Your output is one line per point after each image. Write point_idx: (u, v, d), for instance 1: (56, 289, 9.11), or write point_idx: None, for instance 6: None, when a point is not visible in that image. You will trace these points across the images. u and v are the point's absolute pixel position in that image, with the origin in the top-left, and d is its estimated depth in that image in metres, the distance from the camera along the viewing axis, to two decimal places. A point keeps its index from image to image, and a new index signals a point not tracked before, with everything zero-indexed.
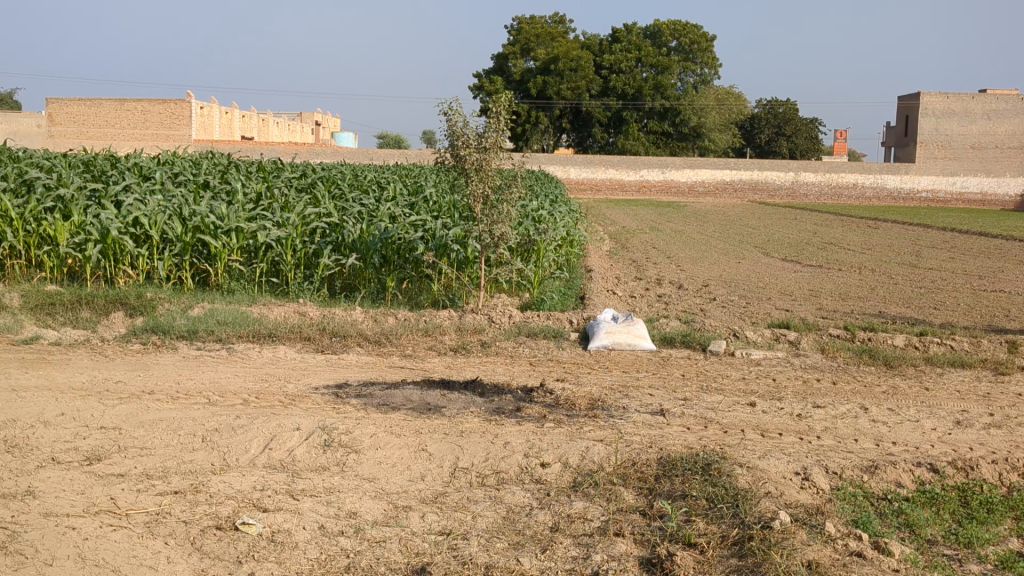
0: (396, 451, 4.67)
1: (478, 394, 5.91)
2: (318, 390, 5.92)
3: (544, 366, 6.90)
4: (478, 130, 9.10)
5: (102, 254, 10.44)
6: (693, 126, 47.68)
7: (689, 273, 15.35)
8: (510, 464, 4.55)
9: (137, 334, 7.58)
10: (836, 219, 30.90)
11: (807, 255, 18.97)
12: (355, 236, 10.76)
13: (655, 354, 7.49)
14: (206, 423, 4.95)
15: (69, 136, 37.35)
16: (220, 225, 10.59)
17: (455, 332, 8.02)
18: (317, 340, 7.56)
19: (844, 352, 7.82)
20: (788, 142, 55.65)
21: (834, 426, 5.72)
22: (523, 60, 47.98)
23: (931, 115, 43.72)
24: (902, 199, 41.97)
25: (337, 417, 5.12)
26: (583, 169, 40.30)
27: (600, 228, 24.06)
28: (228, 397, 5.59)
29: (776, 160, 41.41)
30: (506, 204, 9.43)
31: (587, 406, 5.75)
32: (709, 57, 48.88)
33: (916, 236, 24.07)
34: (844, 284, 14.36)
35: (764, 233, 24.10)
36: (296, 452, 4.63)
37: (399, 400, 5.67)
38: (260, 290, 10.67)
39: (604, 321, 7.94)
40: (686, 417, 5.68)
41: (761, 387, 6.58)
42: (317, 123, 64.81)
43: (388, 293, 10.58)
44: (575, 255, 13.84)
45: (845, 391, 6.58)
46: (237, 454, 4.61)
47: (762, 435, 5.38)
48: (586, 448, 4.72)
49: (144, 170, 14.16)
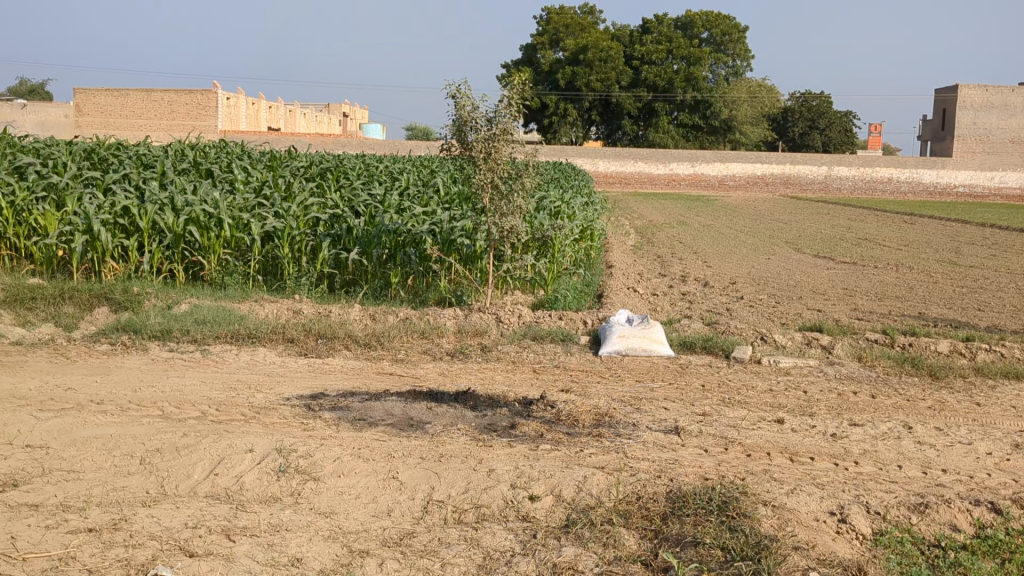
0: (361, 479, 4.01)
1: (468, 408, 5.22)
2: (288, 401, 5.26)
3: (548, 375, 6.21)
4: (487, 115, 8.36)
5: (90, 245, 9.85)
6: (724, 120, 46.80)
7: (714, 269, 14.57)
8: (493, 496, 3.87)
9: (107, 333, 6.98)
10: (871, 213, 29.77)
11: (840, 251, 18.14)
12: (358, 228, 10.10)
13: (672, 361, 6.77)
14: (147, 442, 4.31)
15: (96, 126, 37.14)
16: (214, 215, 9.97)
17: (454, 335, 7.32)
18: (301, 343, 6.91)
19: (883, 361, 7.05)
20: (821, 135, 54.30)
21: (874, 449, 4.99)
22: (552, 51, 47.26)
23: (969, 108, 42.51)
24: (938, 193, 40.67)
25: (299, 437, 4.45)
26: (611, 161, 39.62)
27: (626, 222, 23.29)
28: (185, 410, 4.96)
29: (808, 154, 40.37)
30: (518, 196, 8.70)
31: (591, 423, 5.05)
32: (741, 48, 47.70)
33: (954, 233, 23.09)
34: (880, 283, 13.52)
35: (796, 229, 23.25)
36: (245, 480, 3.98)
37: (378, 415, 5.01)
38: (256, 285, 10.04)
39: (617, 323, 7.24)
40: (704, 437, 4.97)
41: (790, 401, 5.84)
42: (345, 114, 64.21)
43: (391, 289, 9.90)
44: (595, 248, 13.14)
45: (885, 407, 5.83)
46: (177, 481, 3.98)
47: (791, 462, 4.66)
48: (584, 478, 4.02)
49: (146, 158, 13.60)
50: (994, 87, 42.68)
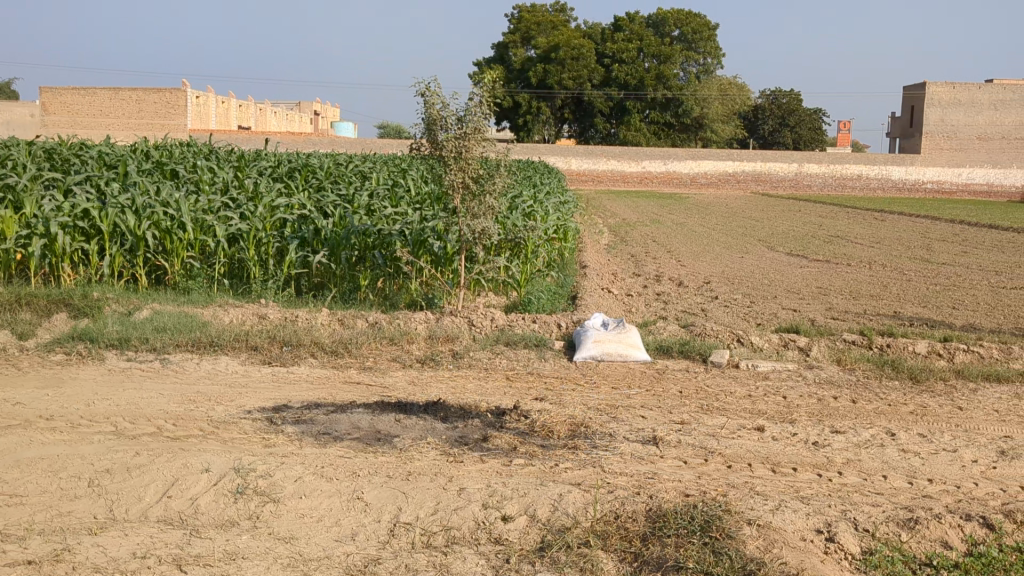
0: (324, 500, 3.80)
1: (438, 419, 5.00)
2: (249, 414, 5.02)
3: (521, 383, 6.01)
4: (457, 113, 8.13)
5: (49, 249, 9.53)
6: (696, 117, 46.85)
7: (689, 269, 14.43)
8: (464, 517, 3.66)
9: (62, 342, 6.70)
10: (842, 211, 29.78)
11: (813, 249, 18.09)
12: (326, 230, 9.86)
13: (649, 367, 6.59)
14: (96, 462, 4.07)
15: (62, 125, 36.43)
16: (177, 217, 9.68)
17: (424, 340, 7.10)
18: (265, 351, 6.66)
19: (863, 364, 6.89)
20: (791, 133, 54.45)
21: (858, 458, 4.83)
22: (523, 49, 47.03)
23: (937, 105, 42.67)
24: (907, 190, 41.05)
25: (259, 454, 4.22)
26: (584, 159, 39.48)
27: (599, 220, 23.11)
28: (139, 425, 4.72)
29: (780, 151, 40.44)
30: (489, 196, 8.48)
31: (566, 434, 4.85)
32: (711, 45, 47.66)
33: (924, 229, 23.13)
34: (853, 281, 13.43)
35: (768, 227, 23.22)
36: (200, 504, 3.76)
37: (343, 429, 4.78)
38: (221, 290, 9.76)
39: (591, 328, 7.05)
40: (683, 447, 4.78)
41: (770, 407, 5.67)
42: (316, 113, 63.64)
43: (360, 292, 9.65)
44: (569, 247, 12.96)
45: (867, 413, 5.67)
46: (127, 505, 3.75)
47: (773, 473, 4.49)
48: (560, 495, 3.81)
49: (108, 157, 13.25)
50: (962, 84, 42.92)
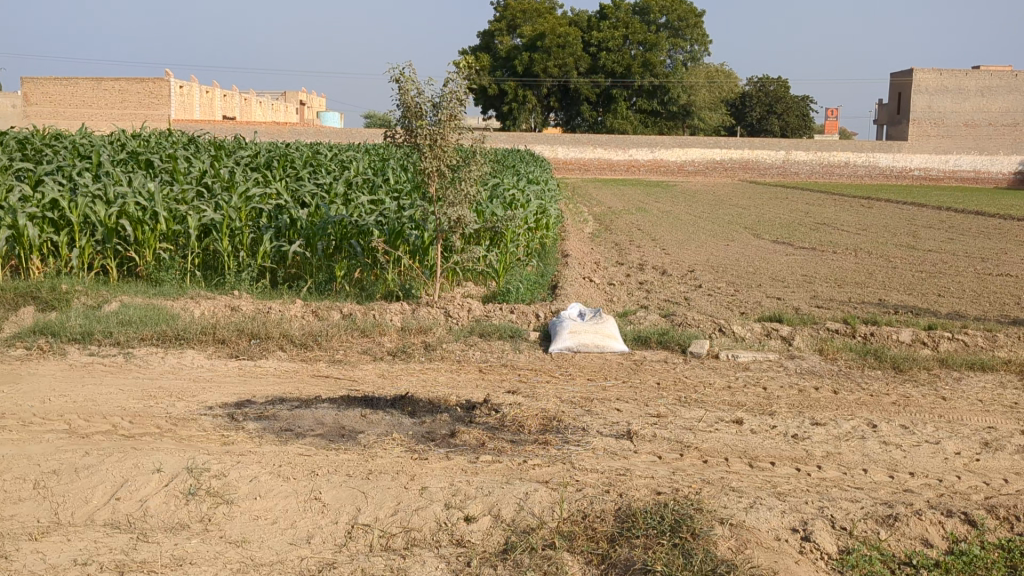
0: (280, 501, 3.63)
1: (406, 415, 4.84)
2: (210, 411, 4.85)
3: (495, 375, 5.85)
4: (433, 100, 7.92)
5: (17, 240, 9.28)
6: (684, 104, 46.70)
7: (673, 257, 14.29)
8: (425, 518, 3.50)
9: (23, 336, 6.49)
10: (830, 198, 29.67)
11: (800, 236, 17.96)
12: (302, 220, 9.65)
13: (626, 358, 6.44)
14: (43, 463, 3.89)
15: (44, 117, 35.89)
16: (148, 207, 9.46)
17: (397, 332, 6.92)
18: (233, 345, 6.48)
19: (845, 353, 6.75)
20: (779, 120, 54.38)
21: (838, 451, 4.69)
22: (509, 38, 46.71)
23: (924, 92, 42.68)
24: (893, 178, 40.69)
25: (214, 453, 4.05)
26: (571, 148, 39.28)
27: (584, 209, 22.92)
28: (93, 423, 4.54)
29: (767, 138, 40.30)
30: (466, 184, 8.28)
31: (538, 429, 4.69)
32: (698, 33, 47.40)
33: (911, 216, 23.03)
34: (839, 269, 13.31)
35: (755, 214, 23.12)
36: (149, 506, 3.60)
37: (306, 425, 4.61)
38: (193, 281, 9.55)
39: (568, 318, 6.89)
40: (659, 442, 4.64)
41: (750, 399, 5.53)
42: (302, 102, 63.10)
43: (335, 283, 9.45)
44: (551, 237, 12.79)
45: (849, 404, 5.53)
46: (73, 509, 3.58)
47: (750, 468, 4.35)
48: (526, 494, 3.66)
49: (82, 147, 12.99)
50: (948, 70, 42.86)
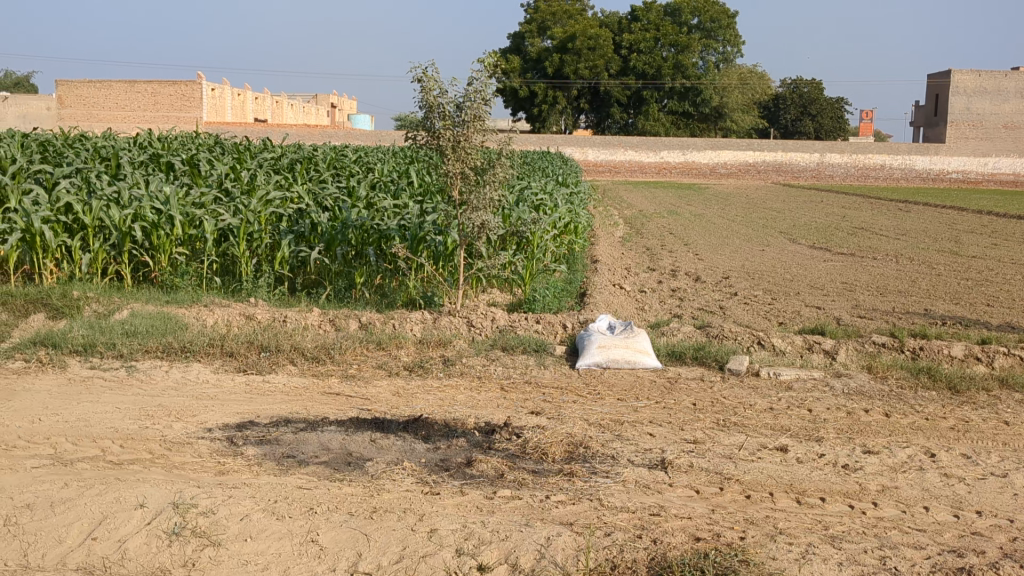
0: (273, 542, 3.26)
1: (419, 439, 4.44)
2: (208, 434, 4.49)
3: (518, 393, 5.45)
4: (456, 99, 7.50)
5: (29, 245, 8.97)
6: (716, 105, 46.13)
7: (707, 262, 13.82)
8: (433, 566, 3.11)
9: (24, 347, 6.18)
10: (866, 201, 28.96)
11: (837, 241, 17.43)
12: (321, 224, 9.30)
13: (659, 375, 6.01)
14: (16, 496, 3.54)
15: (78, 118, 36.02)
16: (163, 211, 9.13)
17: (415, 345, 6.53)
18: (242, 358, 6.12)
19: (896, 371, 6.28)
20: (813, 121, 53.55)
21: (895, 485, 4.24)
22: (540, 39, 46.03)
23: (962, 93, 41.82)
24: (931, 180, 39.80)
25: (205, 486, 3.68)
26: (601, 150, 38.81)
27: (615, 212, 22.51)
28: (81, 448, 4.20)
29: (800, 141, 39.60)
30: (490, 187, 7.87)
31: (562, 458, 4.29)
32: (731, 34, 46.79)
33: (952, 220, 22.31)
34: (880, 276, 12.78)
35: (790, 217, 22.62)
36: (128, 548, 3.24)
37: (311, 451, 4.24)
38: (209, 288, 9.22)
39: (596, 331, 6.47)
40: (696, 473, 4.21)
41: (794, 423, 5.09)
42: (333, 104, 63.03)
43: (355, 290, 9.07)
44: (580, 242, 12.37)
45: (903, 429, 5.07)
46: (46, 550, 3.23)
47: (797, 506, 3.92)
48: (547, 539, 3.26)
49: (103, 149, 12.72)
50: (987, 71, 41.96)
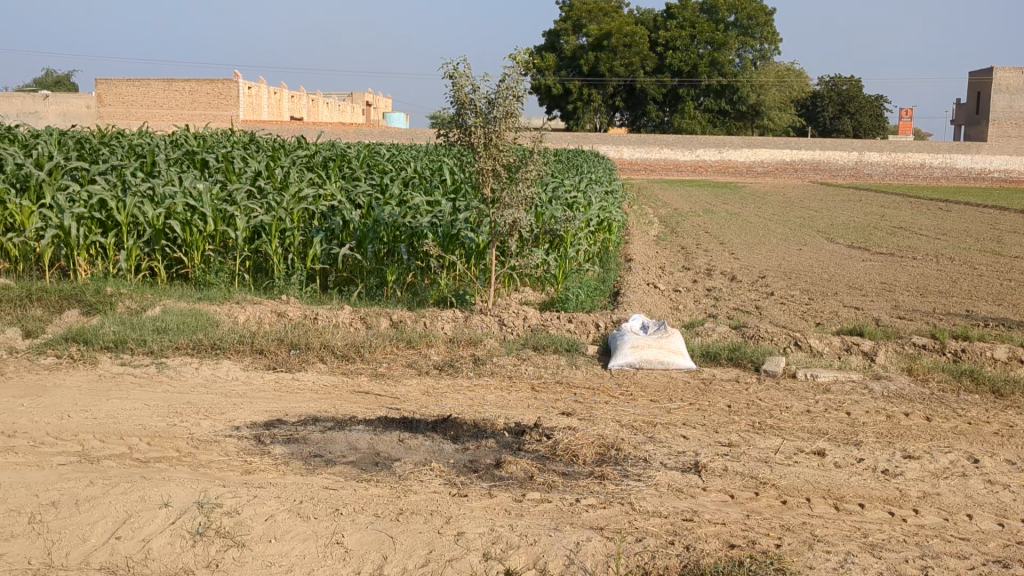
0: (297, 543, 3.21)
1: (448, 440, 4.38)
2: (236, 432, 4.45)
3: (549, 394, 5.37)
4: (488, 96, 7.43)
5: (64, 242, 9.02)
6: (752, 102, 45.70)
7: (743, 262, 13.64)
8: (459, 570, 3.04)
9: (55, 343, 6.19)
10: (905, 200, 28.53)
11: (876, 240, 17.15)
12: (353, 221, 9.27)
13: (693, 376, 5.91)
14: (41, 494, 3.51)
15: (117, 116, 36.39)
16: (196, 208, 9.14)
17: (445, 344, 6.47)
18: (272, 355, 6.10)
19: (937, 374, 6.12)
20: (851, 120, 52.92)
21: (937, 492, 4.11)
22: (575, 37, 45.65)
23: (1004, 91, 41.12)
24: (972, 179, 39.16)
25: (231, 485, 3.63)
26: (636, 148, 38.58)
27: (650, 211, 22.34)
28: (108, 446, 4.17)
29: (838, 139, 39.11)
30: (522, 185, 7.78)
31: (593, 460, 4.20)
32: (768, 31, 46.33)
33: (995, 220, 21.90)
34: (921, 276, 12.54)
35: (828, 216, 22.33)
36: (151, 547, 3.20)
37: (339, 450, 4.19)
38: (242, 285, 9.22)
39: (629, 331, 6.37)
40: (730, 477, 4.11)
41: (832, 426, 4.97)
42: (368, 102, 63.23)
43: (387, 288, 9.01)
44: (614, 241, 12.25)
45: (946, 433, 4.93)
46: (70, 549, 3.20)
47: (835, 512, 3.81)
48: (576, 545, 3.18)
49: (138, 146, 12.78)
50: None
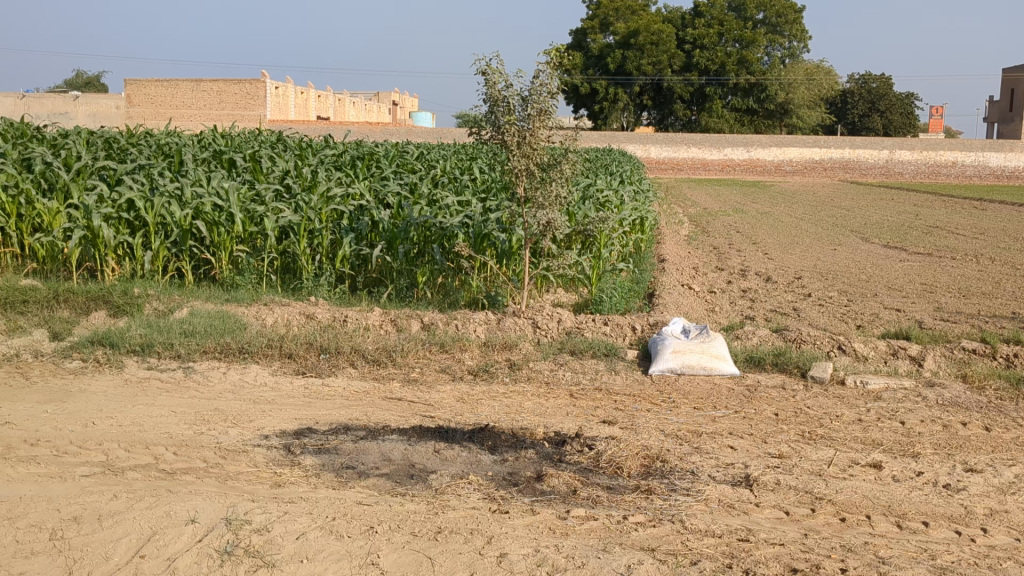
0: (330, 564, 3.02)
1: (486, 450, 4.19)
2: (265, 441, 4.29)
3: (588, 401, 5.17)
4: (522, 92, 7.24)
5: (91, 242, 8.91)
6: (781, 100, 45.25)
7: (777, 262, 13.36)
8: None
9: (81, 347, 6.06)
10: (937, 200, 28.03)
11: (912, 240, 16.81)
12: (383, 222, 9.09)
13: (736, 383, 5.68)
14: (63, 508, 3.36)
15: (146, 117, 36.52)
16: (224, 208, 9.00)
17: (479, 348, 6.28)
18: (300, 360, 5.93)
19: (992, 381, 5.86)
20: (881, 118, 52.33)
21: (1005, 508, 3.87)
22: (602, 35, 45.34)
23: None
24: (1006, 177, 38.52)
25: (260, 500, 3.46)
26: (664, 147, 38.27)
27: (679, 210, 22.09)
28: (133, 455, 4.02)
29: (869, 137, 38.56)
30: (557, 184, 7.56)
31: (638, 473, 4.00)
32: (797, 28, 45.80)
33: None
34: (961, 277, 12.21)
35: (860, 215, 21.97)
36: (177, 567, 3.02)
37: (372, 461, 4.01)
38: (270, 286, 9.07)
39: (669, 335, 6.15)
40: (784, 492, 3.88)
41: (887, 437, 4.73)
42: (395, 102, 63.24)
43: (417, 289, 8.81)
44: (647, 241, 12.01)
45: (1008, 445, 4.68)
46: (91, 567, 3.03)
47: (898, 530, 3.59)
48: (627, 569, 2.98)
49: (165, 146, 12.68)
50: None
